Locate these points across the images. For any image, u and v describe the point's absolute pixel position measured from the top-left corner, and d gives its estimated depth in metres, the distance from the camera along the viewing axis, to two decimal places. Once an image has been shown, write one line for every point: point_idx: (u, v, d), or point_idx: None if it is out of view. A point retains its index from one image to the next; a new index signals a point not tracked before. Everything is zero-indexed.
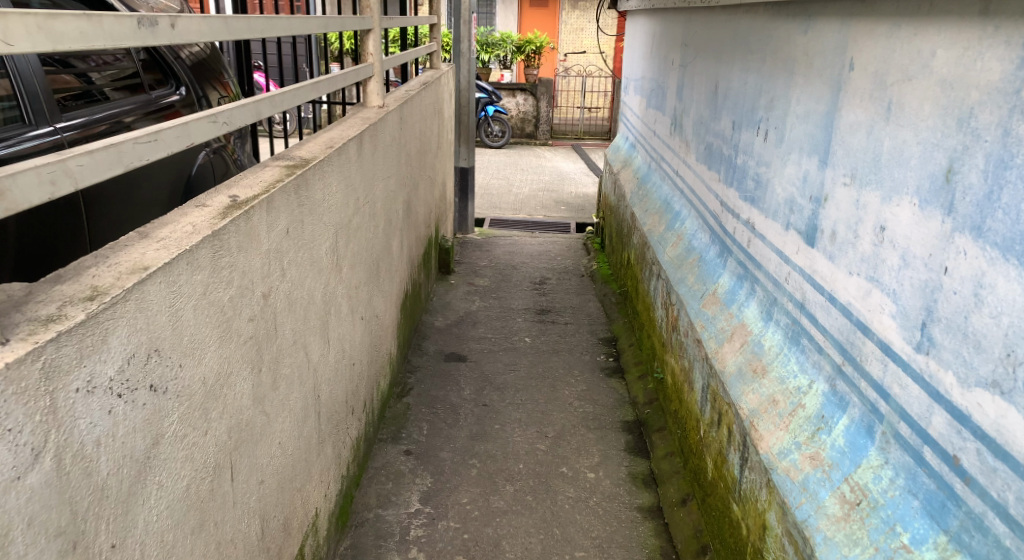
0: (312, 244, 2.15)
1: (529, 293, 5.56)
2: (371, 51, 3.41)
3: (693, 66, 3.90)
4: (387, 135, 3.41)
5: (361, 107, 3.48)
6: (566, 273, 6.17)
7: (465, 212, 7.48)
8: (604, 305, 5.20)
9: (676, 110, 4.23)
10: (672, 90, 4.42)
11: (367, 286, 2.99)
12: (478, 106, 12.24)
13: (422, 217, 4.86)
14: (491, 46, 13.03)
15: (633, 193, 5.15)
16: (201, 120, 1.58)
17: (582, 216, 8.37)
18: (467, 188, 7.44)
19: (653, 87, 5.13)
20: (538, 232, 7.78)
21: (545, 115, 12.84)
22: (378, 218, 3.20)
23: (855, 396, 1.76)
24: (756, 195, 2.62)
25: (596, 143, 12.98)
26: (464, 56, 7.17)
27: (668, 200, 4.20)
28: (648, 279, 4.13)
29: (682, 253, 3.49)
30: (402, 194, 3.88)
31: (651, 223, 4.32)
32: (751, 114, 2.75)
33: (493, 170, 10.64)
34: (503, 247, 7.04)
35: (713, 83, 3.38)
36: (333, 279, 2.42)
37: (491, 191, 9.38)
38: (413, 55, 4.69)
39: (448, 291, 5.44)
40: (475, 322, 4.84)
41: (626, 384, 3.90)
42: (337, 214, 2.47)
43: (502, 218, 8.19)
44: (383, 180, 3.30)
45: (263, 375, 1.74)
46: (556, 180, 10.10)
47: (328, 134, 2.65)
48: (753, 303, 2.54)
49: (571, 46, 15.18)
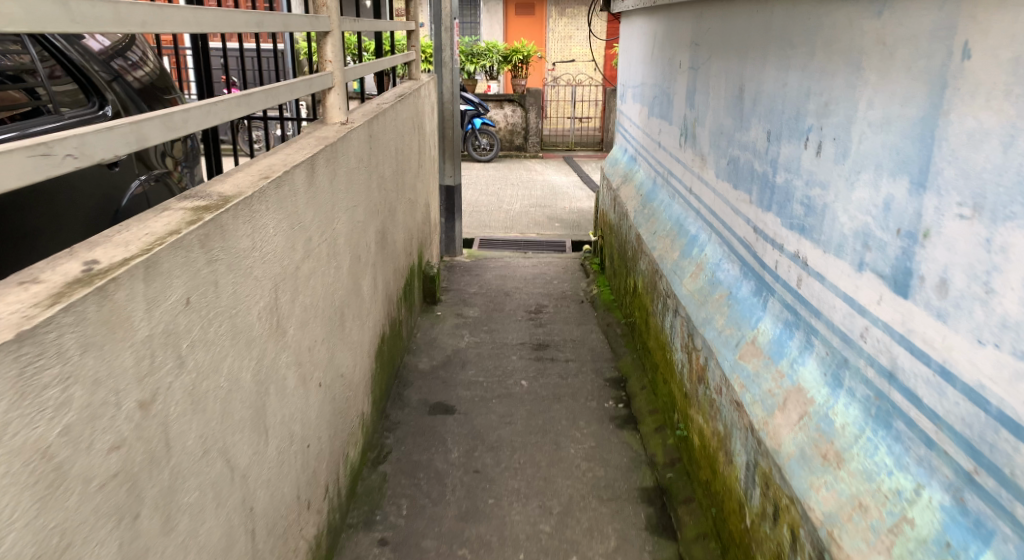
0: (235, 311, 1.61)
1: (524, 325, 5.02)
2: (330, 57, 2.88)
3: (707, 69, 3.40)
4: (352, 157, 2.87)
5: (322, 123, 2.94)
6: (564, 300, 5.65)
7: (452, 233, 6.95)
8: (609, 337, 4.67)
9: (687, 119, 3.72)
10: (681, 96, 3.90)
11: (327, 343, 2.45)
12: (465, 119, 11.74)
13: (402, 246, 4.31)
14: (477, 56, 12.51)
15: (637, 211, 4.63)
16: (17, 154, 1.05)
17: (577, 234, 7.85)
18: (454, 208, 6.91)
19: (656, 94, 4.62)
20: (531, 252, 7.26)
21: (535, 127, 12.36)
22: (341, 258, 2.66)
23: (1005, 524, 1.24)
24: (808, 222, 2.10)
25: (588, 154, 12.51)
26: (447, 65, 6.64)
27: (681, 222, 3.68)
28: (660, 314, 3.61)
29: (705, 287, 2.97)
30: (374, 224, 3.34)
31: (661, 247, 3.80)
32: (794, 122, 2.23)
33: (482, 185, 10.14)
34: (494, 271, 6.52)
35: (737, 86, 2.87)
36: (275, 347, 1.89)
37: (480, 208, 8.87)
38: (387, 64, 4.16)
39: (433, 325, 4.91)
40: (464, 363, 4.31)
41: (640, 437, 3.36)
42: (278, 264, 1.93)
43: (492, 238, 7.67)
44: (347, 211, 2.76)
45: (147, 521, 1.20)
46: (548, 195, 9.60)
47: (268, 160, 2.11)
48: (811, 360, 2.02)
49: (560, 56, 14.73)
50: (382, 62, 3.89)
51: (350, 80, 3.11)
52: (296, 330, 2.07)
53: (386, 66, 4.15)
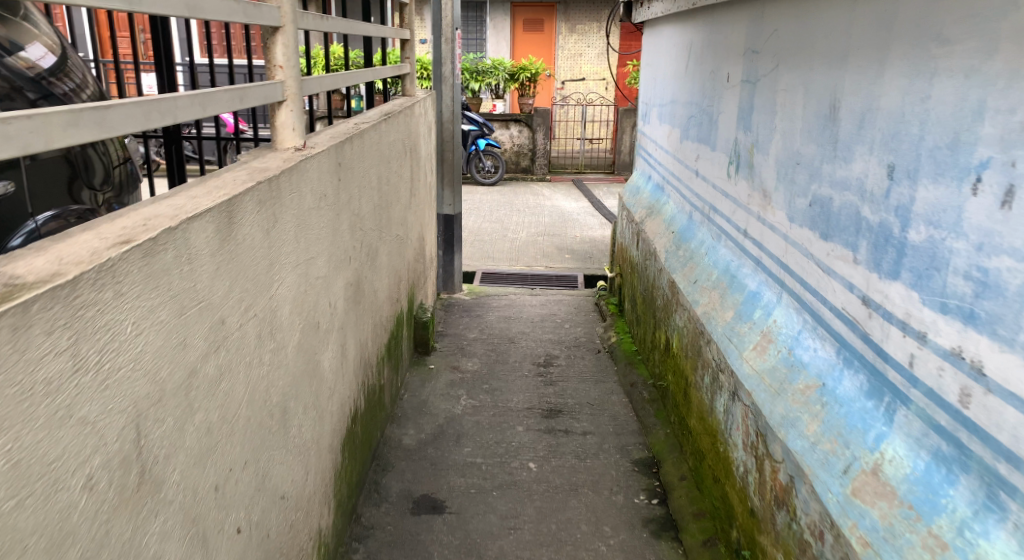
0: (28, 498, 0.91)
1: (532, 383, 4.30)
2: (281, 61, 2.15)
3: (771, 81, 2.69)
4: (309, 196, 2.16)
5: (270, 148, 2.20)
6: (578, 349, 4.93)
7: (450, 267, 6.25)
8: (634, 402, 3.93)
9: (742, 144, 3.01)
10: (732, 114, 3.19)
11: (255, 463, 1.74)
12: (468, 140, 11.07)
13: (387, 295, 3.58)
14: (482, 73, 11.76)
15: (668, 252, 3.90)
16: None
17: (591, 266, 7.13)
18: (453, 238, 6.21)
19: (694, 111, 3.91)
20: (539, 288, 6.54)
21: (542, 148, 11.68)
22: (285, 334, 1.95)
23: None
24: (980, 309, 1.37)
25: (599, 177, 11.83)
26: (447, 80, 5.93)
27: (735, 273, 2.94)
28: (705, 392, 2.88)
29: (781, 370, 2.23)
30: (343, 277, 2.62)
31: (706, 301, 3.06)
32: (948, 153, 1.51)
33: (485, 211, 9.46)
34: (498, 312, 5.81)
35: (828, 100, 2.15)
36: (142, 517, 1.18)
37: (483, 237, 8.16)
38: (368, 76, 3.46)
39: (424, 385, 4.20)
40: (459, 437, 3.58)
41: (683, 554, 2.65)
42: (148, 381, 1.22)
43: (496, 271, 6.97)
44: (297, 270, 2.05)
45: None
46: (556, 222, 8.91)
47: (149, 209, 1.39)
48: (999, 530, 1.28)
49: (569, 73, 14.08)
50: (361, 71, 3.17)
51: (310, 94, 2.38)
52: (188, 471, 1.36)
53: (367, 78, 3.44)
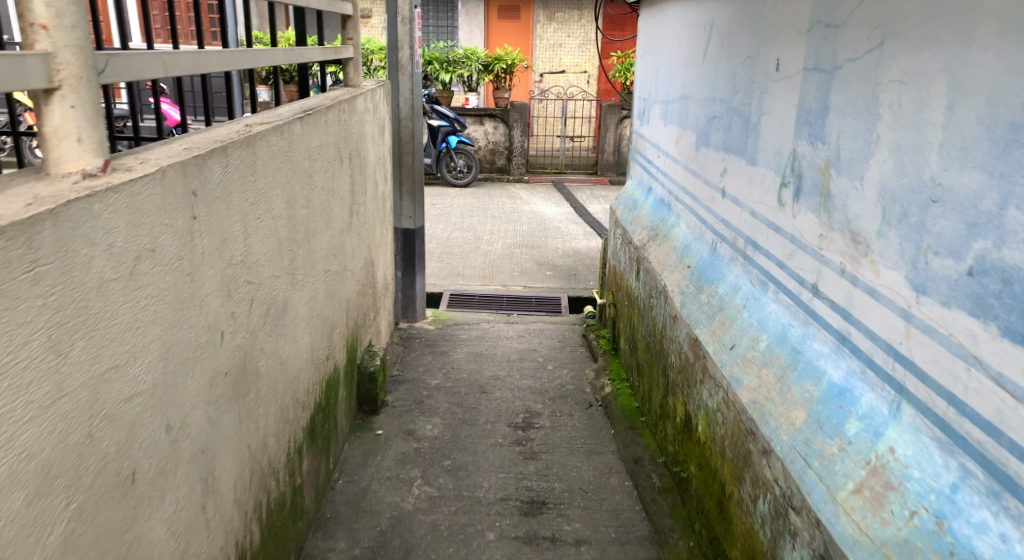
0: None
1: (507, 457, 3.39)
2: (43, 18, 1.20)
3: (864, 66, 1.79)
4: (99, 260, 1.21)
5: (36, 173, 1.26)
6: (564, 402, 4.04)
7: (412, 291, 5.34)
8: (641, 492, 3.01)
9: (808, 159, 2.10)
10: (786, 117, 2.29)
11: None
12: (438, 137, 10.11)
13: (305, 358, 2.66)
14: (453, 64, 10.81)
15: (684, 296, 3.00)
16: None
17: (576, 286, 6.27)
18: (414, 258, 5.29)
19: (718, 111, 3.00)
20: (517, 315, 5.67)
21: (520, 146, 10.79)
22: (16, 549, 1.03)
23: None
24: None
25: (581, 179, 10.99)
26: (404, 69, 4.97)
27: (802, 349, 2.05)
28: (762, 528, 1.97)
29: (922, 554, 1.35)
30: (205, 370, 1.69)
31: (754, 383, 2.17)
32: None
33: (456, 217, 8.55)
34: (468, 348, 4.92)
35: (1016, 101, 1.25)
36: None
37: (453, 249, 7.25)
38: (270, 59, 2.52)
39: (367, 464, 3.29)
40: (406, 552, 2.67)
41: None
42: None
43: (467, 292, 6.07)
44: (60, 408, 1.12)
45: None
46: (535, 231, 8.03)
47: None
48: None
49: (549, 64, 13.14)
50: (251, 52, 2.24)
51: (113, 75, 1.44)
52: None
53: (267, 62, 2.50)
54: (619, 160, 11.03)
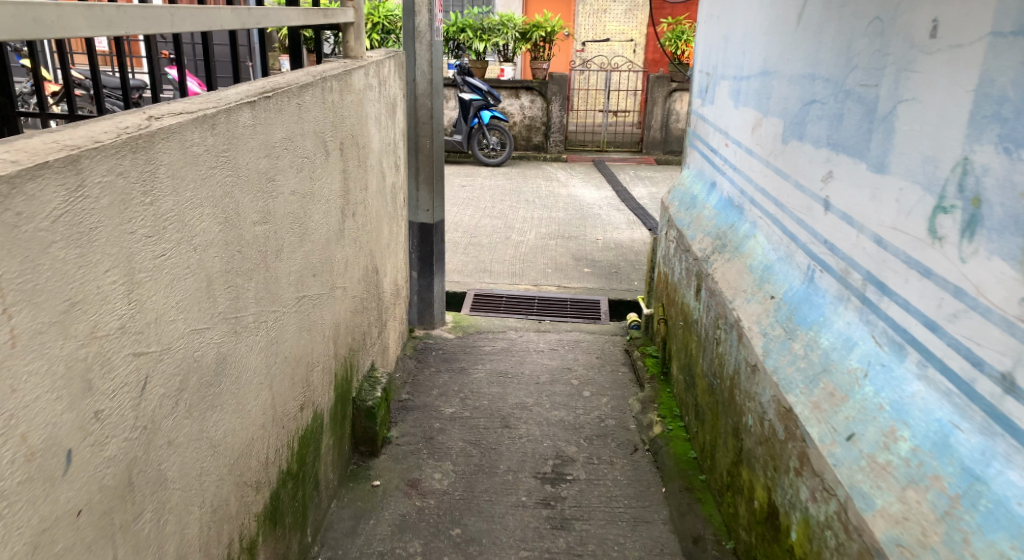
0: None
1: (532, 525, 2.73)
2: None
3: None
4: None
5: None
6: (603, 443, 3.36)
7: (429, 293, 4.68)
8: None
9: (998, 175, 1.37)
10: (946, 108, 1.55)
11: None
12: (470, 112, 9.34)
13: (264, 421, 2.00)
14: (488, 31, 9.98)
15: (770, 340, 2.29)
16: None
17: (618, 288, 5.58)
18: (431, 255, 4.62)
19: (823, 96, 2.26)
20: (550, 322, 5.00)
21: (558, 123, 10.03)
22: None
23: None
24: None
25: (624, 158, 10.21)
26: (423, 38, 4.26)
27: (981, 472, 1.33)
28: None
29: None
30: (15, 535, 1.02)
31: (895, 510, 1.47)
32: None
33: (487, 201, 7.87)
34: (491, 365, 4.26)
35: None
36: None
37: (482, 239, 6.58)
38: (199, 22, 1.86)
39: (357, 531, 2.64)
40: None
41: None
42: None
43: (494, 293, 5.41)
44: None
45: None
46: (573, 218, 7.32)
47: None
48: None
49: (592, 33, 12.29)
50: (148, 9, 1.59)
51: None
52: None
53: (195, 26, 1.84)
54: (666, 138, 10.23)
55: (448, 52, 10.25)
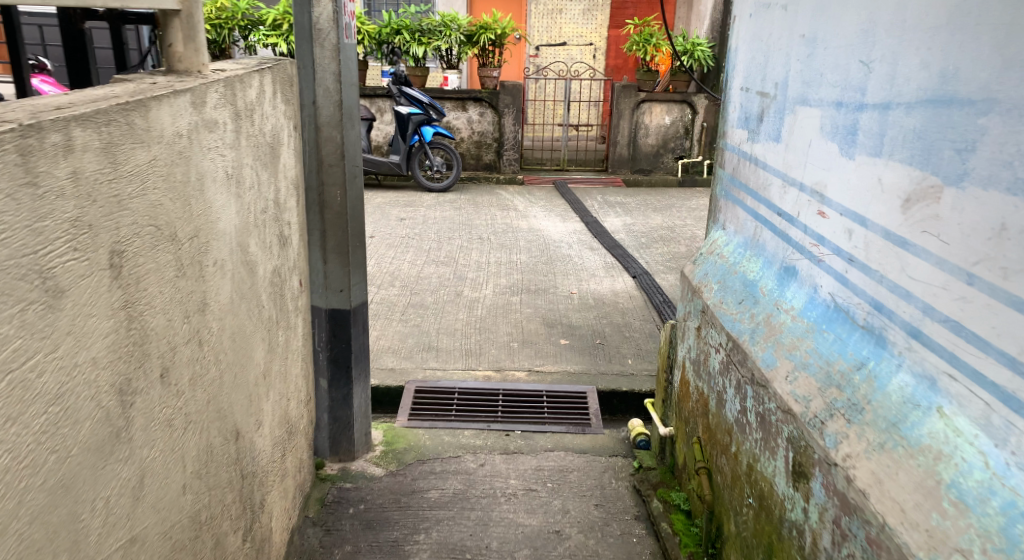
0: None
1: None
2: None
3: None
4: None
5: None
6: None
7: (345, 411, 3.21)
8: None
9: None
10: None
11: None
12: (408, 129, 7.80)
13: None
14: (427, 33, 8.48)
15: None
16: None
17: (607, 370, 4.20)
18: (347, 356, 3.15)
19: None
20: (520, 435, 3.57)
21: (513, 139, 8.63)
22: None
23: None
24: None
25: (588, 179, 8.88)
26: (325, 38, 2.79)
27: None
28: None
29: None
30: None
31: None
32: None
33: (431, 238, 6.42)
34: (437, 530, 2.82)
35: None
36: None
37: (426, 296, 5.13)
38: None
39: None
40: None
41: None
42: None
43: (440, 385, 3.96)
44: None
45: None
46: (539, 261, 5.93)
47: None
48: None
49: (546, 35, 10.94)
50: None
51: None
52: None
53: None
54: (635, 155, 8.94)
55: (381, 57, 8.65)
